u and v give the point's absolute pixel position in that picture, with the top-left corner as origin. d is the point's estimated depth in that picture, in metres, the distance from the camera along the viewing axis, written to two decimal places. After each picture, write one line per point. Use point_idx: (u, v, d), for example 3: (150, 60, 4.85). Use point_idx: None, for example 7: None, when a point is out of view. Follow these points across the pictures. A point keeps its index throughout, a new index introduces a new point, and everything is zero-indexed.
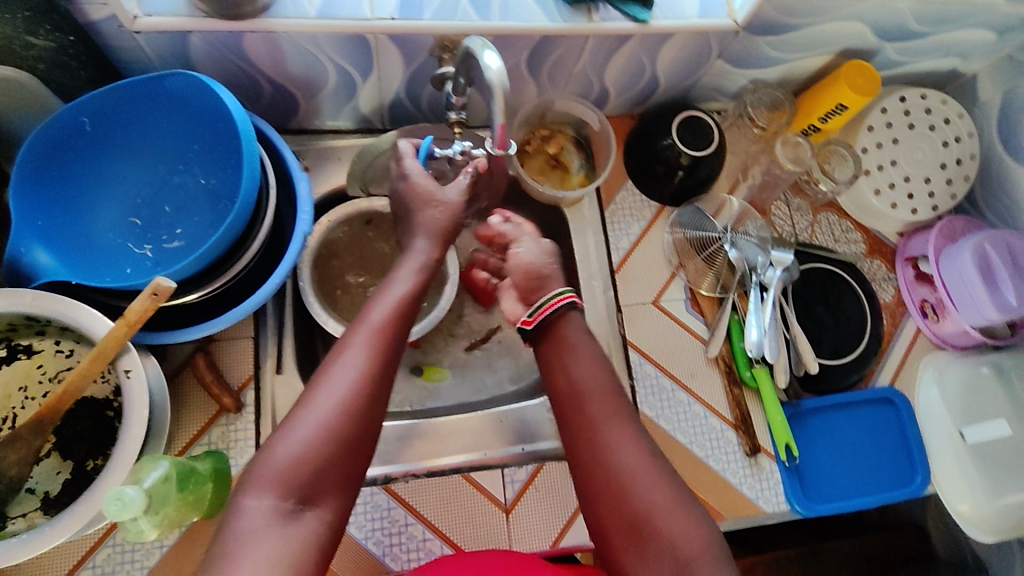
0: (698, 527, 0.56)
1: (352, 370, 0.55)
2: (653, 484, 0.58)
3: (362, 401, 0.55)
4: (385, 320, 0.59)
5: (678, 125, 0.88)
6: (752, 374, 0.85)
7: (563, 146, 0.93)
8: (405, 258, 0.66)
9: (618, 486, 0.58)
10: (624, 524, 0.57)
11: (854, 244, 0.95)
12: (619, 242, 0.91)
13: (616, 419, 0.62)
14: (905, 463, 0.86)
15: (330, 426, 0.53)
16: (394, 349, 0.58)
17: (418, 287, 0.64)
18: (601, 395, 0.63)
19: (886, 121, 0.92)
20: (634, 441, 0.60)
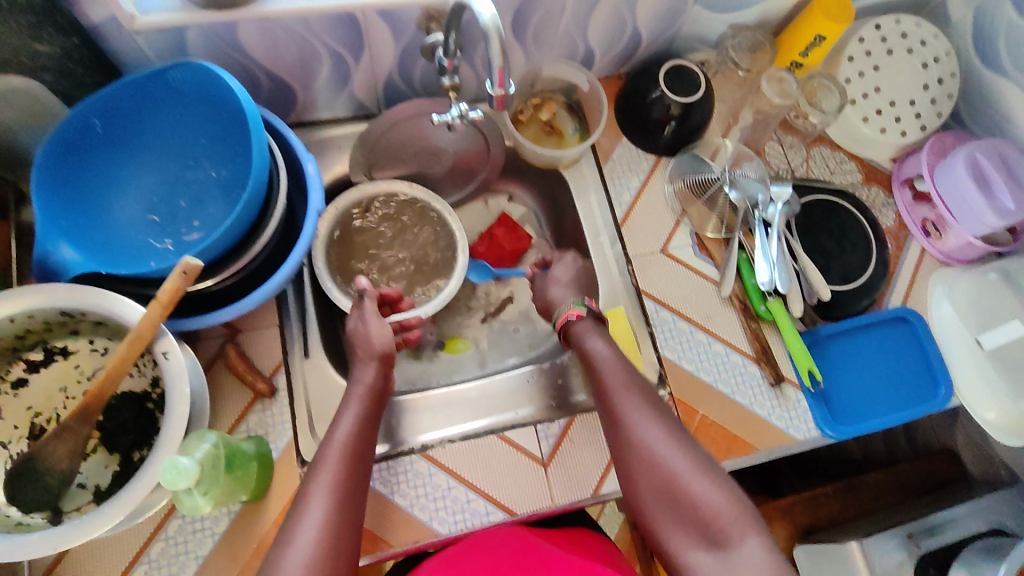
0: (717, 487, 0.60)
1: (315, 520, 0.57)
2: (673, 454, 0.63)
3: (332, 551, 0.56)
4: (342, 457, 0.62)
5: (664, 76, 0.91)
6: (767, 307, 0.86)
7: (555, 111, 0.95)
8: (350, 387, 0.70)
9: (642, 459, 0.64)
10: (653, 490, 0.63)
11: (849, 175, 0.97)
12: (621, 197, 0.92)
13: (633, 404, 0.68)
14: (926, 377, 0.88)
15: (312, 568, 0.54)
16: (355, 484, 0.61)
17: (363, 423, 0.67)
18: (620, 380, 0.70)
19: (866, 50, 0.95)
20: (652, 418, 0.66)
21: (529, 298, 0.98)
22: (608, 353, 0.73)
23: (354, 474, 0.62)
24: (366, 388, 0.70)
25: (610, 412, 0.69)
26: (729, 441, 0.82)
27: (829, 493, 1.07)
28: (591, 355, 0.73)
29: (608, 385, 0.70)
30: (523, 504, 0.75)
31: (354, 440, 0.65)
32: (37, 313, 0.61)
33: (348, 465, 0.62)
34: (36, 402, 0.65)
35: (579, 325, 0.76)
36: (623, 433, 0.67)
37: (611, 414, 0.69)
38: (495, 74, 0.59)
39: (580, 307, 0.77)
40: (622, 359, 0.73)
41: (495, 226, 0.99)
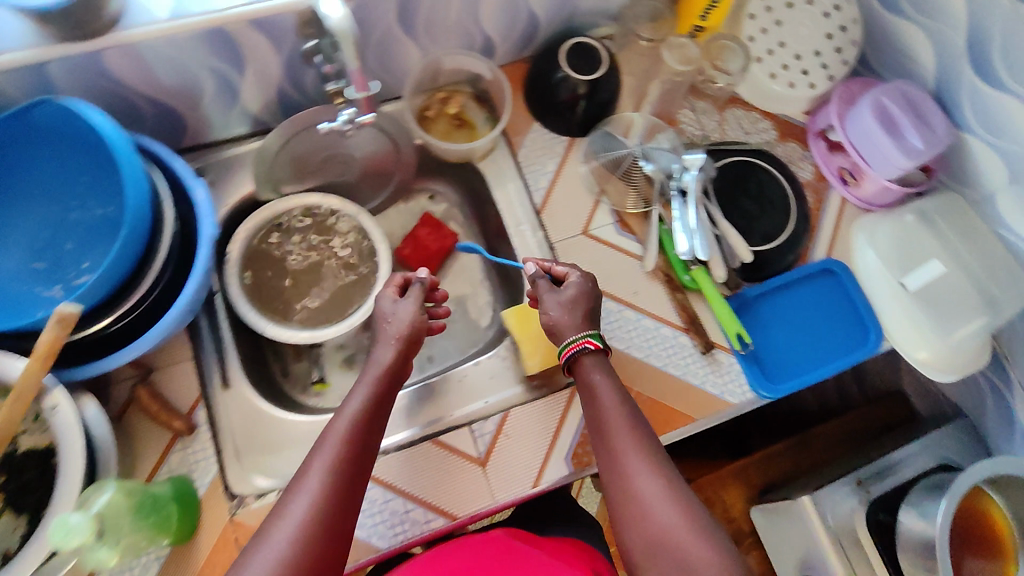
0: (712, 545, 0.59)
1: (311, 491, 0.58)
2: (670, 513, 0.61)
3: (320, 533, 0.56)
4: (344, 435, 0.62)
5: (566, 53, 0.89)
6: (691, 276, 0.86)
7: (463, 104, 0.93)
8: (366, 366, 0.69)
9: (636, 508, 0.62)
10: (645, 545, 0.61)
11: (763, 133, 0.96)
12: (538, 182, 0.91)
13: (631, 455, 0.64)
14: (856, 326, 0.89)
15: (299, 545, 0.55)
16: (355, 466, 0.61)
17: (376, 403, 0.66)
18: (622, 425, 0.67)
19: (766, 6, 0.94)
20: (653, 467, 0.64)
21: (461, 296, 0.97)
22: (608, 391, 0.69)
23: (359, 456, 0.62)
24: (380, 368, 0.68)
25: (608, 447, 0.67)
26: (666, 414, 0.82)
27: (780, 450, 1.11)
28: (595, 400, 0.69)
29: (608, 425, 0.67)
30: (463, 507, 0.75)
31: (361, 420, 0.64)
32: None
33: (351, 448, 0.61)
34: None
35: (586, 358, 0.72)
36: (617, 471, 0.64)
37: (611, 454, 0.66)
38: (354, 71, 0.62)
39: (593, 341, 0.71)
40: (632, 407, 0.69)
41: (419, 227, 0.96)
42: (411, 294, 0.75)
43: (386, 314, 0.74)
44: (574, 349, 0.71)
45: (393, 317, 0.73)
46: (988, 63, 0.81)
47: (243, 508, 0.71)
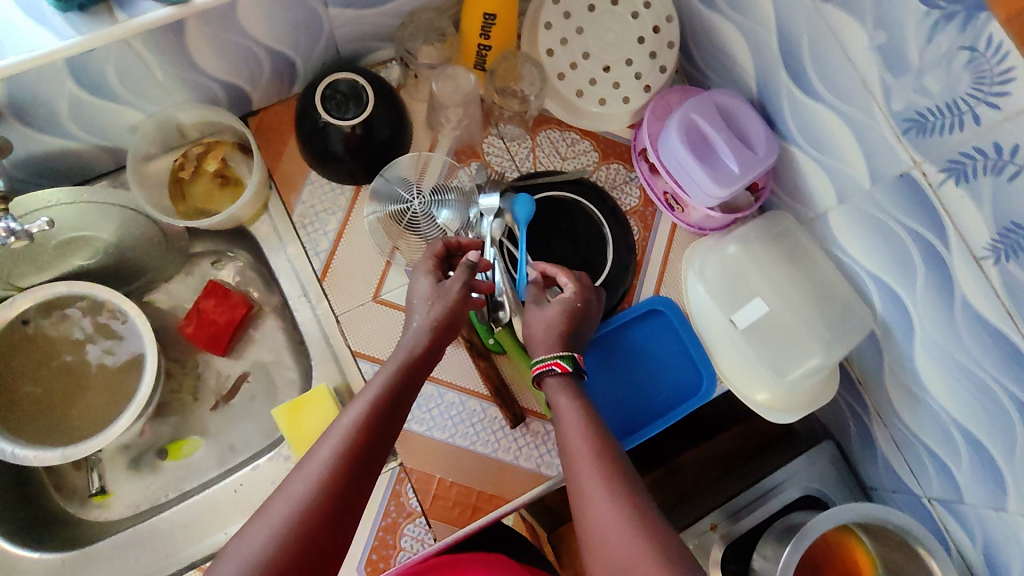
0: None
1: (313, 473, 0.52)
2: (633, 539, 0.51)
3: (305, 533, 0.49)
4: (357, 423, 0.56)
5: (321, 96, 0.76)
6: (495, 339, 0.77)
7: (225, 156, 0.81)
8: (396, 350, 0.63)
9: (608, 543, 0.52)
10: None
11: (583, 155, 0.86)
12: (318, 245, 0.80)
13: (603, 483, 0.55)
14: (688, 371, 0.81)
15: (279, 535, 0.48)
16: (368, 459, 0.54)
17: (396, 394, 0.59)
18: (587, 447, 0.59)
19: (563, 11, 0.82)
20: (620, 493, 0.55)
21: (263, 369, 0.86)
22: (573, 412, 0.62)
23: (365, 447, 0.55)
24: (409, 353, 0.62)
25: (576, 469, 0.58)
26: (472, 502, 0.73)
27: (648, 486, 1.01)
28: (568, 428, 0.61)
29: (580, 452, 0.59)
30: None
31: (378, 410, 0.57)
32: None
33: (361, 439, 0.55)
34: None
35: (552, 380, 0.65)
36: (590, 493, 0.56)
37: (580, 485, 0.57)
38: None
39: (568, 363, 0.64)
40: (615, 444, 0.60)
41: (201, 300, 0.84)
42: (456, 282, 0.67)
43: (425, 295, 0.67)
44: (543, 369, 0.65)
45: (438, 297, 0.66)
46: (802, 72, 0.70)
47: None
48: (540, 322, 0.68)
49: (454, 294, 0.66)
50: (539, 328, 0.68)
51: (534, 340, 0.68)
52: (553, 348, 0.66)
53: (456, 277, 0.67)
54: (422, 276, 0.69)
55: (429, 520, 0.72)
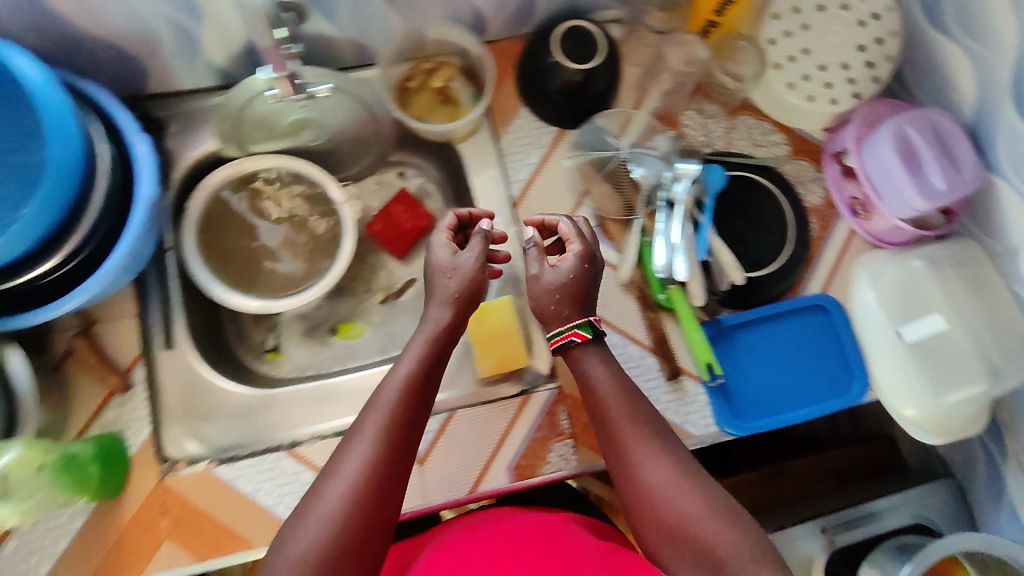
0: (734, 526, 0.57)
1: (361, 456, 0.57)
2: (663, 468, 0.61)
3: (368, 497, 0.56)
4: (395, 398, 0.61)
5: (561, 37, 0.81)
6: (667, 296, 0.79)
7: (450, 78, 0.87)
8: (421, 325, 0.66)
9: (655, 502, 0.60)
10: (659, 535, 0.59)
11: (776, 146, 0.88)
12: (518, 173, 0.85)
13: (634, 434, 0.63)
14: (841, 370, 0.82)
15: (347, 505, 0.55)
16: (406, 430, 0.60)
17: (429, 366, 0.64)
18: (624, 420, 0.64)
19: (793, 5, 0.84)
20: (659, 455, 0.61)
21: None
22: (603, 370, 0.67)
23: (403, 414, 0.60)
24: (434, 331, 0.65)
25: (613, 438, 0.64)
26: None
27: (752, 479, 1.03)
28: (602, 404, 0.65)
29: (620, 423, 0.64)
30: None
31: (410, 391, 0.61)
32: None
33: (402, 411, 0.60)
34: None
35: (577, 349, 0.68)
36: (631, 461, 0.62)
37: (619, 453, 0.63)
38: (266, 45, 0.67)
39: (581, 332, 0.67)
40: (646, 408, 0.65)
41: (392, 204, 0.92)
42: (471, 260, 0.68)
43: (443, 268, 0.68)
44: (561, 342, 0.68)
45: (454, 270, 0.67)
46: None
47: (172, 474, 0.73)
48: (548, 289, 0.68)
49: (472, 270, 0.67)
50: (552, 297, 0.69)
51: (543, 314, 0.69)
52: (568, 320, 0.68)
53: (469, 253, 0.68)
54: (440, 243, 0.70)
55: (576, 443, 0.77)
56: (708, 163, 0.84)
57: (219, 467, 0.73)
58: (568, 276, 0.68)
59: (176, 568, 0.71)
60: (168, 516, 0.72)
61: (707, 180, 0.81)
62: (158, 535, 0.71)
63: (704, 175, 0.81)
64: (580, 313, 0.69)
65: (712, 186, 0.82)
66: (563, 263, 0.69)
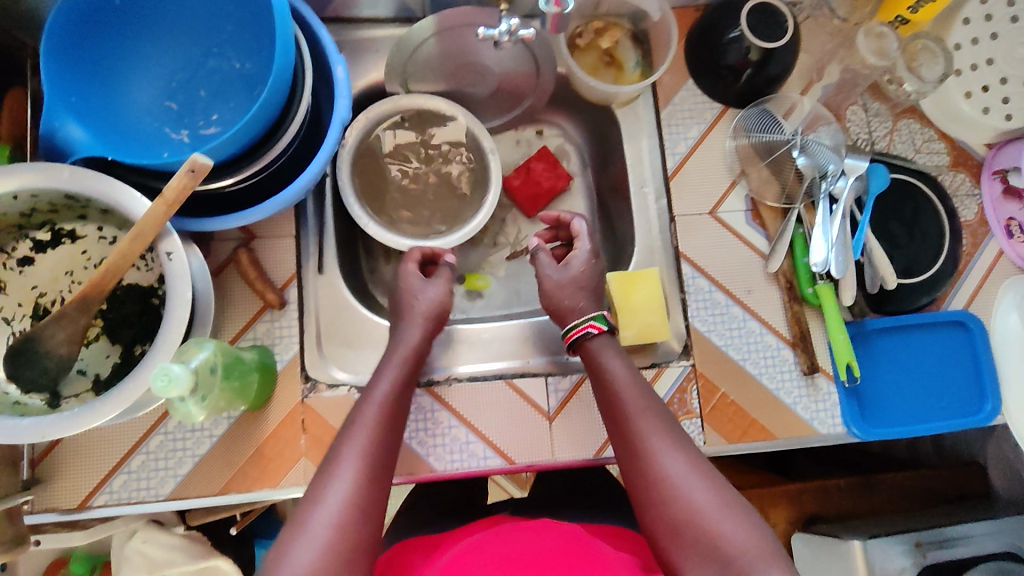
0: (747, 526, 0.54)
1: (347, 478, 0.54)
2: (674, 459, 0.59)
3: (363, 503, 0.54)
4: (376, 415, 0.60)
5: (748, 12, 0.79)
6: (814, 291, 0.79)
7: (618, 40, 0.86)
8: (393, 349, 0.68)
9: (664, 494, 0.57)
10: (668, 530, 0.56)
11: (936, 155, 0.85)
12: (676, 146, 0.84)
13: (651, 426, 0.62)
14: (973, 390, 0.81)
15: (338, 522, 0.51)
16: (387, 447, 0.59)
17: (403, 386, 0.65)
18: (637, 415, 0.64)
19: (985, 12, 0.83)
20: (674, 448, 0.60)
21: None
22: (622, 370, 0.68)
23: (386, 430, 0.60)
24: (407, 353, 0.67)
25: (627, 434, 0.63)
26: (745, 424, 0.78)
27: (841, 486, 1.03)
28: (617, 403, 0.66)
29: (632, 421, 0.63)
30: (523, 455, 0.76)
31: (387, 412, 0.61)
32: (41, 193, 0.57)
33: (384, 426, 0.60)
34: (41, 283, 0.63)
35: (596, 339, 0.70)
36: (642, 457, 0.60)
37: (630, 450, 0.62)
38: None
39: (599, 322, 0.70)
40: (658, 407, 0.65)
41: (534, 160, 0.91)
42: (440, 287, 0.74)
43: (411, 291, 0.73)
44: (580, 332, 0.70)
45: (419, 296, 0.72)
46: None
47: (314, 394, 0.74)
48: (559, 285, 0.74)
49: (441, 296, 0.73)
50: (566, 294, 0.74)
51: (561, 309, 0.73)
52: (581, 313, 0.72)
53: (439, 284, 0.73)
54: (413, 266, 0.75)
55: (704, 423, 0.77)
56: (873, 163, 0.81)
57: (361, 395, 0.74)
58: (581, 267, 0.74)
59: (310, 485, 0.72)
60: (307, 435, 0.73)
61: (871, 182, 0.79)
62: (296, 451, 0.73)
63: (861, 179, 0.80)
64: (588, 313, 0.72)
65: (875, 185, 0.79)
66: (574, 258, 0.75)
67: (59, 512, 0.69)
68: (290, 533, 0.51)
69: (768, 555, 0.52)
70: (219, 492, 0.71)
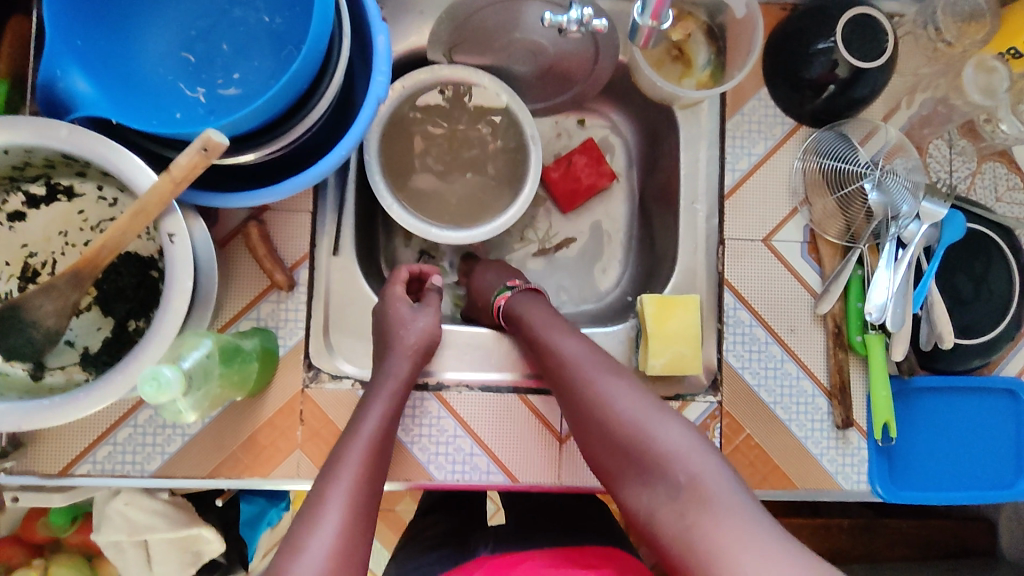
0: (674, 427, 0.56)
1: (333, 528, 0.51)
2: (599, 378, 0.61)
3: (349, 548, 0.50)
4: (362, 458, 0.57)
5: (844, 23, 0.70)
6: (863, 340, 0.73)
7: (691, 32, 0.77)
8: (380, 380, 0.65)
9: (596, 414, 0.59)
10: (607, 448, 0.59)
11: (1018, 205, 0.78)
12: (737, 162, 0.76)
13: (574, 352, 0.64)
14: (1010, 463, 0.76)
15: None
16: (370, 490, 0.56)
17: (392, 420, 0.62)
18: (559, 345, 0.65)
19: None
20: (600, 369, 0.61)
21: (594, 241, 0.87)
22: (539, 310, 0.70)
23: (372, 471, 0.57)
24: (394, 388, 0.64)
25: (551, 368, 0.65)
26: (766, 470, 0.73)
27: (843, 527, 0.98)
28: (542, 335, 0.67)
29: (557, 347, 0.65)
30: (527, 474, 0.72)
31: (371, 453, 0.58)
32: (35, 149, 0.51)
33: (369, 468, 0.56)
34: (32, 241, 0.58)
35: (516, 296, 0.74)
36: (572, 381, 0.62)
37: (557, 380, 0.64)
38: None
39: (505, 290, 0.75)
40: (583, 336, 0.67)
41: (577, 154, 0.84)
42: (427, 313, 0.71)
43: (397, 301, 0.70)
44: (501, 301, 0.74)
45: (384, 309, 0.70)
46: None
47: (316, 384, 0.70)
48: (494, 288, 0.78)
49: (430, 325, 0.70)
50: (486, 275, 0.79)
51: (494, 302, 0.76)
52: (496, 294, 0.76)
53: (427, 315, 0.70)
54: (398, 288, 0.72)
55: None
56: (951, 209, 0.73)
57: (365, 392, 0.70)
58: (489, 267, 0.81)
59: (301, 479, 0.69)
60: (304, 427, 0.69)
61: (944, 228, 0.72)
62: (291, 443, 0.69)
63: (936, 225, 0.72)
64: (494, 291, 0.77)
65: (954, 228, 0.71)
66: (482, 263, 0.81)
67: (39, 476, 0.66)
68: None
69: (694, 451, 0.54)
70: (207, 475, 0.68)
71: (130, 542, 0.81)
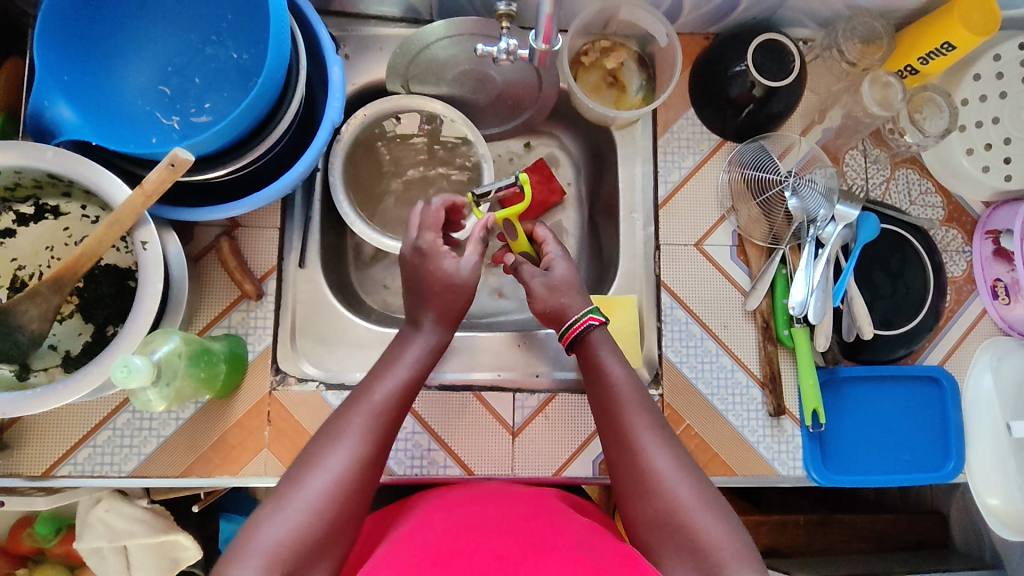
0: (727, 526, 0.56)
1: (348, 452, 0.55)
2: (666, 459, 0.59)
3: (354, 483, 0.54)
4: (384, 405, 0.59)
5: (754, 48, 0.79)
6: (790, 333, 0.79)
7: (623, 61, 0.85)
8: (411, 332, 0.66)
9: (646, 484, 0.59)
10: (648, 520, 0.58)
11: (931, 208, 0.85)
12: (669, 175, 0.84)
13: (644, 426, 0.62)
14: (938, 447, 0.81)
15: (317, 519, 0.51)
16: (387, 436, 0.58)
17: (418, 374, 0.63)
18: (630, 407, 0.63)
19: (997, 70, 0.82)
20: (661, 441, 0.61)
21: None
22: (612, 357, 0.67)
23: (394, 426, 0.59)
24: (427, 344, 0.65)
25: (616, 428, 0.63)
26: (706, 457, 0.78)
27: (800, 522, 1.01)
28: (614, 389, 0.65)
29: (620, 408, 0.63)
30: (482, 466, 0.77)
31: (397, 401, 0.60)
32: (24, 170, 0.58)
33: (392, 412, 0.59)
34: (21, 255, 0.65)
35: (598, 332, 0.69)
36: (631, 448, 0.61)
37: (617, 435, 0.63)
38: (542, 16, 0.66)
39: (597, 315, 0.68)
40: (641, 393, 0.65)
41: (529, 173, 0.90)
42: (469, 271, 0.67)
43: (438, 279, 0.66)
44: (582, 326, 0.68)
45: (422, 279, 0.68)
46: None
47: (282, 386, 0.75)
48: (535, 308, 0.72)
49: (468, 286, 0.66)
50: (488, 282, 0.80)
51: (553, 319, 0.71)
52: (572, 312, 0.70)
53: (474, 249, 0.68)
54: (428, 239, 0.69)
55: None
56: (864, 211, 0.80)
57: (328, 392, 0.75)
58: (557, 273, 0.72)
59: (268, 476, 0.73)
60: (271, 427, 0.74)
61: (860, 230, 0.78)
62: (258, 442, 0.73)
63: (847, 226, 0.78)
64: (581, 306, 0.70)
65: (869, 229, 0.78)
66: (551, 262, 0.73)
67: (22, 478, 0.71)
68: (267, 513, 0.51)
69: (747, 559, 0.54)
70: (180, 474, 0.72)
71: (111, 549, 0.85)
